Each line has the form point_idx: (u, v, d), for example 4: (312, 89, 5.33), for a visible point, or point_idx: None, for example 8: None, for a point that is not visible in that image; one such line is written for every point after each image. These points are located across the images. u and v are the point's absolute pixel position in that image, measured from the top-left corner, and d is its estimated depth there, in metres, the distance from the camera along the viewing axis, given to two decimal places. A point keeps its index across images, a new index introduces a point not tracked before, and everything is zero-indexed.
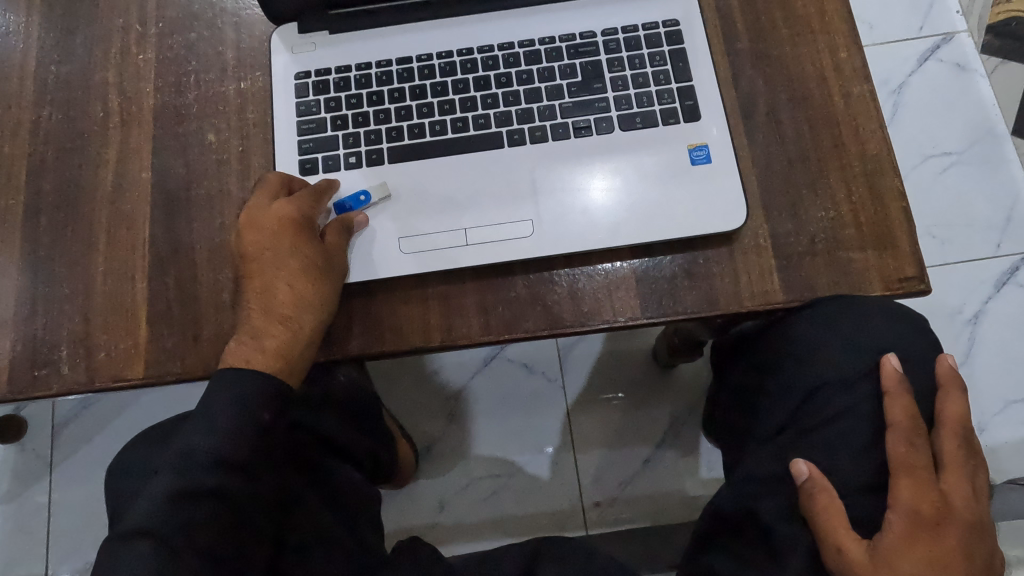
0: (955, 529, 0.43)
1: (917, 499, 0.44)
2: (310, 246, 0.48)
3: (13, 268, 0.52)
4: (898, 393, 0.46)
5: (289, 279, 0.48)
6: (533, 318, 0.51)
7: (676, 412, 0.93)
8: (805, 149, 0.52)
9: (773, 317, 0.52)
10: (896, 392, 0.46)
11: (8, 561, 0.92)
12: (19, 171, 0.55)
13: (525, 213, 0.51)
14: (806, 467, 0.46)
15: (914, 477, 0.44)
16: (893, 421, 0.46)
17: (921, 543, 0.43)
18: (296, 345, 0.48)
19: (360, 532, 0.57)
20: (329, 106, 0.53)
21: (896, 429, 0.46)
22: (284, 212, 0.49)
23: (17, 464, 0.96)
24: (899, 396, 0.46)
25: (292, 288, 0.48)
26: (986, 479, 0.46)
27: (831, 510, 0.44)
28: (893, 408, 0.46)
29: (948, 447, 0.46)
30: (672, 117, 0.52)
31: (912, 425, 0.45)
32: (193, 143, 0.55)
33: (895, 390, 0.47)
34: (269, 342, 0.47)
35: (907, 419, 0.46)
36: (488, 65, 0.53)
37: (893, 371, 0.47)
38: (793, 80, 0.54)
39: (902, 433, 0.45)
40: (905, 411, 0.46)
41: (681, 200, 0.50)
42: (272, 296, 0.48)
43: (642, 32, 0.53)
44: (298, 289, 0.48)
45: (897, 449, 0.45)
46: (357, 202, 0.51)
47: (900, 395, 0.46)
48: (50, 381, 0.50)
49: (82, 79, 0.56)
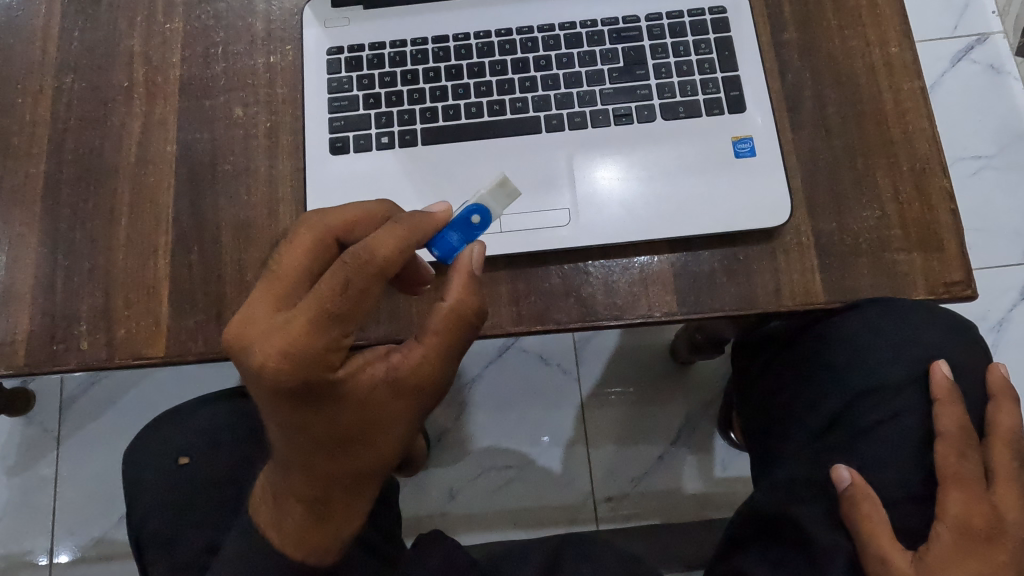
0: (1004, 546, 0.43)
1: (966, 512, 0.43)
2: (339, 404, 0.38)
3: (32, 239, 0.51)
4: (950, 403, 0.45)
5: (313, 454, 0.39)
6: (567, 311, 0.49)
7: (692, 409, 0.92)
8: (852, 146, 0.50)
9: (801, 316, 0.52)
10: (947, 402, 0.46)
11: (13, 534, 0.92)
12: (39, 138, 0.53)
13: (561, 202, 0.49)
14: (848, 473, 0.46)
15: (963, 491, 0.43)
16: (944, 433, 0.45)
17: (969, 558, 0.42)
18: (329, 533, 0.41)
19: (379, 523, 0.57)
20: (361, 83, 0.52)
21: (947, 440, 0.45)
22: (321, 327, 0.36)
23: (23, 437, 0.95)
24: (951, 407, 0.45)
25: (320, 468, 0.39)
26: None
27: (877, 517, 0.44)
28: (944, 418, 0.45)
29: (1000, 459, 0.45)
30: (717, 108, 0.50)
31: (964, 435, 0.45)
32: (220, 116, 0.53)
33: (947, 400, 0.46)
34: (296, 526, 0.41)
35: (960, 431, 0.45)
36: (527, 46, 0.52)
37: (943, 379, 0.46)
38: (842, 74, 0.52)
39: (955, 445, 0.44)
40: (958, 421, 0.45)
41: (722, 194, 0.48)
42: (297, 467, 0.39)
43: (688, 18, 0.51)
44: (326, 469, 0.39)
45: (947, 459, 0.44)
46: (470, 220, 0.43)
47: (952, 405, 0.46)
48: (69, 356, 0.49)
49: (107, 47, 0.55)
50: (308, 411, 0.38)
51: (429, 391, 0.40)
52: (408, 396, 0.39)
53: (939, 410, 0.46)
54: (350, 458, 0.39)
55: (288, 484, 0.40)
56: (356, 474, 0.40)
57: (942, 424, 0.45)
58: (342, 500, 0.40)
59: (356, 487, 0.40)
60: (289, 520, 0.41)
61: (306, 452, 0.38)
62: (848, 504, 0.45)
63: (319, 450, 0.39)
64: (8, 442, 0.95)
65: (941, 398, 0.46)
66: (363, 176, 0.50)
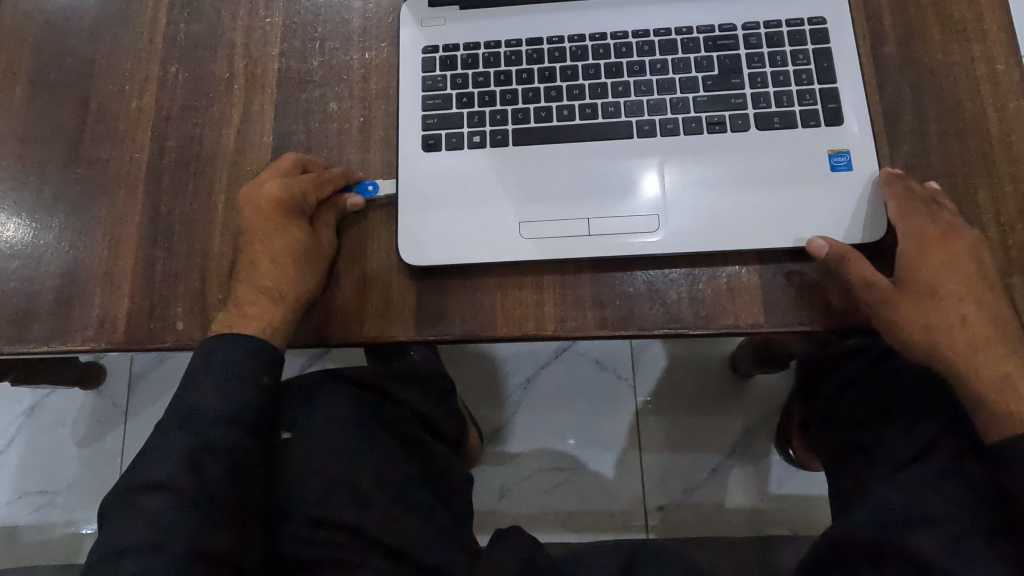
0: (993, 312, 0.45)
1: (948, 260, 0.45)
2: (270, 223, 0.50)
3: (134, 221, 0.53)
4: (941, 249, 0.46)
5: (260, 254, 0.50)
6: (650, 316, 0.49)
7: (748, 423, 0.91)
8: (950, 165, 0.49)
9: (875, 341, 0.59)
10: (917, 215, 0.46)
11: (81, 503, 0.96)
12: (144, 125, 0.55)
13: (650, 208, 0.49)
14: (823, 245, 0.46)
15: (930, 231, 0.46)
16: (945, 290, 0.45)
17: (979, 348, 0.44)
18: (265, 327, 0.49)
19: (454, 521, 0.58)
20: (455, 82, 0.52)
21: (950, 289, 0.45)
22: (281, 197, 0.49)
23: (94, 411, 1.00)
24: (941, 257, 0.45)
25: (274, 266, 0.49)
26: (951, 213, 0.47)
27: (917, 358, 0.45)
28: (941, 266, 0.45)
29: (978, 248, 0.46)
30: (813, 119, 0.49)
31: (976, 293, 0.45)
32: (316, 110, 0.55)
33: (946, 262, 0.45)
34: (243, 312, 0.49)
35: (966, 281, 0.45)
36: (621, 52, 0.52)
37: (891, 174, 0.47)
38: (943, 89, 0.51)
39: (960, 286, 0.45)
40: (961, 276, 0.45)
41: (816, 207, 0.48)
42: (264, 271, 0.49)
43: (786, 28, 0.51)
44: (280, 267, 0.49)
45: (951, 324, 0.44)
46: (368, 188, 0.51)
47: (940, 246, 0.46)
48: (165, 335, 0.51)
49: (211, 38, 0.57)
50: (259, 219, 0.50)
51: (353, 261, 0.51)
52: (348, 261, 0.51)
53: (915, 264, 0.46)
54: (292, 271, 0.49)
55: (255, 292, 0.49)
56: (282, 289, 0.49)
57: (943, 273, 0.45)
58: (275, 305, 0.49)
59: (287, 304, 0.49)
60: (243, 314, 0.49)
61: (274, 258, 0.49)
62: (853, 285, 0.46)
63: (252, 249, 0.50)
64: (80, 415, 1.00)
65: (907, 234, 0.46)
66: (454, 174, 0.51)
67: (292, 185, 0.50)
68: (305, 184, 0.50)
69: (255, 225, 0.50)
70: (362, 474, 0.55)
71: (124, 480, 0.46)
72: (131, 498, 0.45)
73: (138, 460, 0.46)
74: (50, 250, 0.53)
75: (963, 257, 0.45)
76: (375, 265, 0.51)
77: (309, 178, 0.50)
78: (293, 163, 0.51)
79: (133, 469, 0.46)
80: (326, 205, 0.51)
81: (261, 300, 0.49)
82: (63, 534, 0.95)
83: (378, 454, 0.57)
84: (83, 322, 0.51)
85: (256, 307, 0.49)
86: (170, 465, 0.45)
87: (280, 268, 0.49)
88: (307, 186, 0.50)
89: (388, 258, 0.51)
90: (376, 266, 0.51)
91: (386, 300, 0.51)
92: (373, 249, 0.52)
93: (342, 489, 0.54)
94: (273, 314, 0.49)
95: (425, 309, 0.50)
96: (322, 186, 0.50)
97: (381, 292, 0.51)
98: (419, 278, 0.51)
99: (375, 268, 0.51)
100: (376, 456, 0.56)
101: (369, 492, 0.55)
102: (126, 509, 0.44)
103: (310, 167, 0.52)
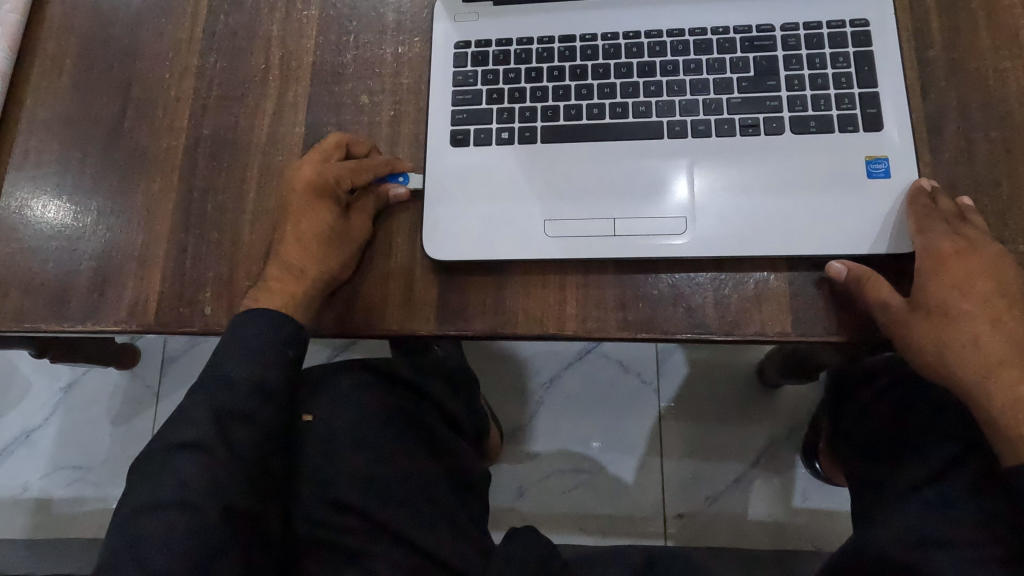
0: None
1: (994, 273, 0.43)
2: (307, 207, 0.50)
3: (168, 207, 0.54)
4: (965, 265, 0.43)
5: (295, 236, 0.50)
6: (674, 320, 0.49)
7: (775, 433, 0.90)
8: (996, 175, 0.47)
9: (901, 360, 0.58)
10: (942, 230, 0.44)
11: (112, 479, 0.99)
12: (181, 113, 0.56)
13: (678, 210, 0.48)
14: (843, 267, 0.45)
15: (972, 243, 0.44)
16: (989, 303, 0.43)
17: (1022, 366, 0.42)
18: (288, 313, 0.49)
19: (470, 516, 0.58)
20: (486, 78, 0.52)
21: (983, 303, 0.43)
22: (318, 182, 0.50)
23: (127, 390, 1.03)
24: (968, 271, 0.43)
25: (300, 250, 0.50)
26: (979, 222, 0.45)
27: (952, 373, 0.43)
28: (975, 278, 0.43)
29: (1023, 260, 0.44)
30: (851, 124, 0.48)
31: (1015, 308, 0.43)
32: (348, 103, 0.55)
33: (975, 277, 0.43)
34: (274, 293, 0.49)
35: (999, 296, 0.43)
36: (655, 51, 0.51)
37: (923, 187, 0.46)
38: (991, 96, 0.49)
39: (1004, 301, 0.43)
40: (994, 290, 0.43)
41: (850, 214, 0.46)
42: (296, 254, 0.50)
43: (827, 30, 0.49)
44: (306, 252, 0.49)
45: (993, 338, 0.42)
46: (395, 181, 0.52)
47: (970, 258, 0.44)
48: (193, 319, 0.52)
49: (248, 30, 0.58)
50: (299, 202, 0.50)
51: (376, 251, 0.52)
52: (374, 251, 0.52)
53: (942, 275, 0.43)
54: (324, 257, 0.49)
55: (280, 276, 0.50)
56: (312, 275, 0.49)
57: (971, 288, 0.43)
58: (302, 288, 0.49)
59: (311, 290, 0.49)
60: (269, 299, 0.49)
61: (306, 242, 0.50)
62: (872, 305, 0.45)
63: (290, 231, 0.50)
64: (115, 394, 1.03)
65: (933, 247, 0.44)
66: (480, 170, 0.51)
67: (327, 170, 0.50)
68: (341, 169, 0.50)
69: (296, 209, 0.50)
70: (380, 464, 0.56)
71: (149, 458, 0.47)
72: (154, 476, 0.46)
73: (163, 440, 0.47)
74: (87, 233, 0.54)
75: (1005, 271, 0.43)
76: (400, 255, 0.52)
77: (348, 164, 0.51)
78: (336, 145, 0.51)
79: (158, 449, 0.47)
80: (364, 194, 0.52)
81: (289, 282, 0.49)
82: (95, 508, 0.98)
83: (396, 445, 0.57)
84: (116, 304, 0.53)
85: (281, 289, 0.49)
86: (194, 447, 0.46)
87: (311, 253, 0.49)
88: (342, 171, 0.50)
89: (412, 251, 0.51)
90: (400, 259, 0.51)
91: (408, 293, 0.51)
92: (399, 241, 0.52)
93: (360, 478, 0.55)
94: (297, 297, 0.49)
95: (446, 304, 0.50)
96: (359, 173, 0.51)
97: (404, 284, 0.51)
98: (442, 272, 0.51)
99: (398, 261, 0.51)
100: (394, 448, 0.57)
101: (386, 482, 0.55)
102: (148, 488, 0.46)
103: (355, 149, 0.52)
